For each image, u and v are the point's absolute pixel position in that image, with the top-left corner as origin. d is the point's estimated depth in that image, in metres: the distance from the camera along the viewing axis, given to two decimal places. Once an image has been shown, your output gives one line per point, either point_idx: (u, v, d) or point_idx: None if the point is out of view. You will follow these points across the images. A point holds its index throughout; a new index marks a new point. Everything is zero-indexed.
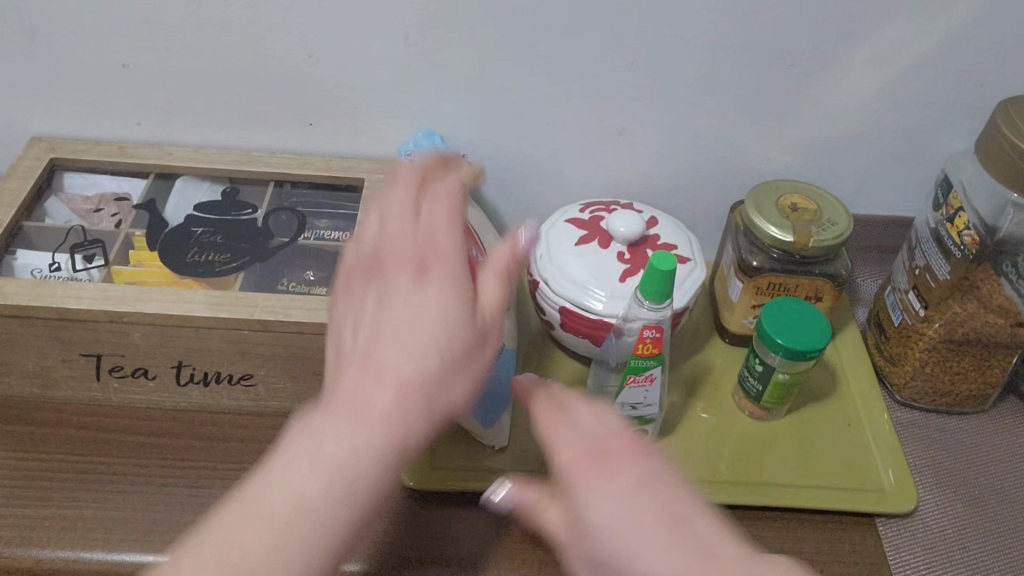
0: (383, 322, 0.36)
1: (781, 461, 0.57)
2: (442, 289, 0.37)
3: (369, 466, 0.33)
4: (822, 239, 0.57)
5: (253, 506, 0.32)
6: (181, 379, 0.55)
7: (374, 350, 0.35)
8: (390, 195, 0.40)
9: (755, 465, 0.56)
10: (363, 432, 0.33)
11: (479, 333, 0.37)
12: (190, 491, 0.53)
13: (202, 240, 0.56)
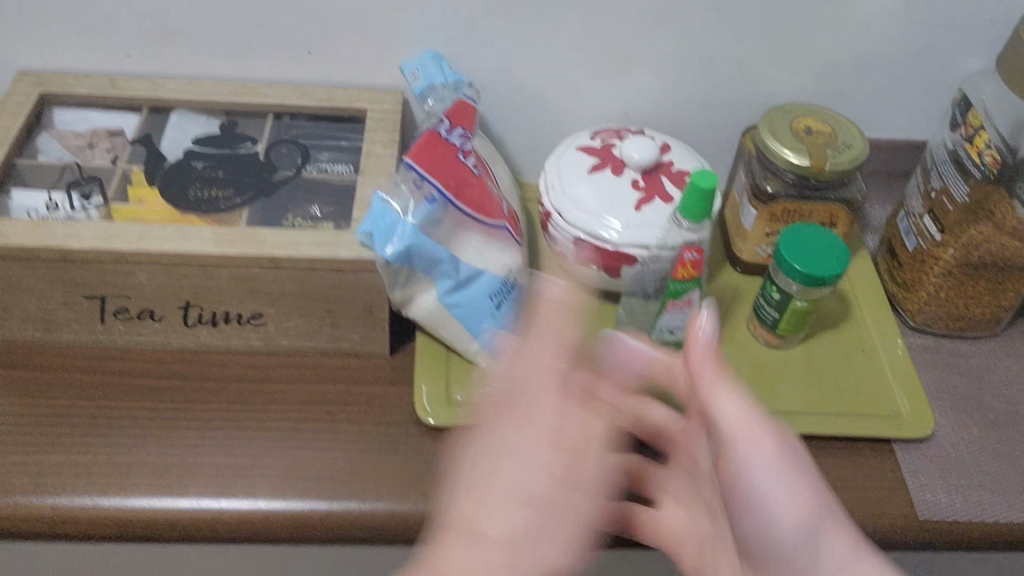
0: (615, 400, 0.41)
1: (798, 389, 0.56)
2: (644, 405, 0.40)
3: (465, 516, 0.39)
4: (836, 164, 0.56)
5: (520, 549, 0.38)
6: (188, 320, 0.53)
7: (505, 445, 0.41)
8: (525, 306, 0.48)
9: (772, 392, 0.56)
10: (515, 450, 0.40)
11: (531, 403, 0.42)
12: (202, 433, 0.52)
13: (203, 175, 0.54)
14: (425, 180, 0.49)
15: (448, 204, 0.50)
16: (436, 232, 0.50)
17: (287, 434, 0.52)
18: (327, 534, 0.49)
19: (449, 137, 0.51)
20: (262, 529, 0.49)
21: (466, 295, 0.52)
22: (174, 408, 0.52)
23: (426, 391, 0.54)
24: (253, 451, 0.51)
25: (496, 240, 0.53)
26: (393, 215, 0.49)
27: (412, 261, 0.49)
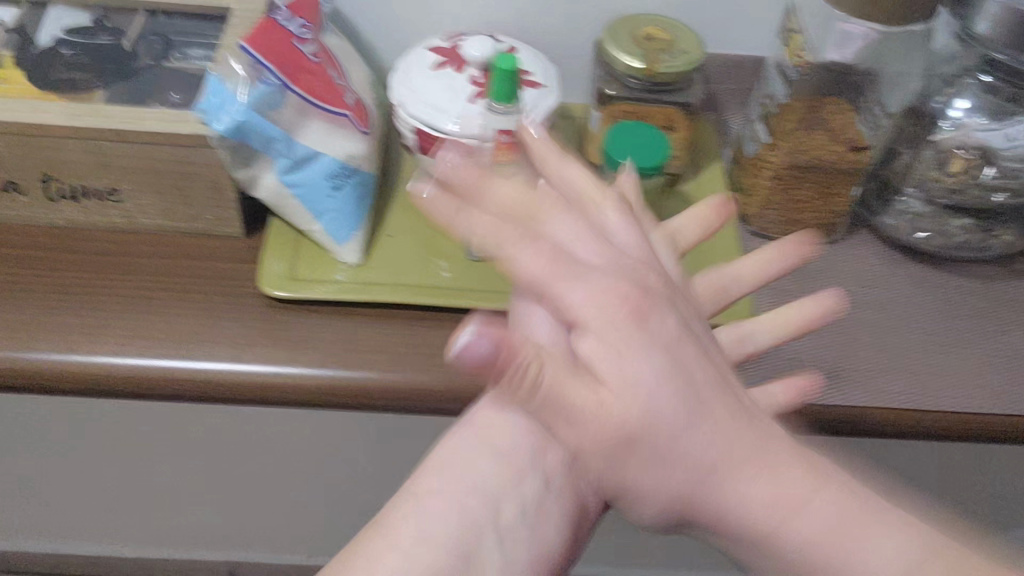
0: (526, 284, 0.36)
1: None
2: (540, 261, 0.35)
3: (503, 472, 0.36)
4: (671, 66, 0.58)
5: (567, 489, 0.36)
6: (51, 194, 0.57)
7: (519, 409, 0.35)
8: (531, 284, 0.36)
9: None
10: (623, 396, 0.33)
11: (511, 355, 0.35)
12: (58, 297, 0.56)
13: (68, 61, 0.58)
14: (261, 65, 0.52)
15: (284, 87, 0.53)
16: (272, 114, 0.53)
17: (137, 301, 0.56)
18: (166, 389, 0.53)
19: (287, 25, 0.55)
20: (106, 383, 0.53)
21: (303, 174, 0.56)
22: (35, 275, 0.56)
23: (273, 268, 0.58)
24: (104, 314, 0.55)
25: (339, 127, 0.56)
26: (228, 93, 0.52)
27: (247, 138, 0.53)
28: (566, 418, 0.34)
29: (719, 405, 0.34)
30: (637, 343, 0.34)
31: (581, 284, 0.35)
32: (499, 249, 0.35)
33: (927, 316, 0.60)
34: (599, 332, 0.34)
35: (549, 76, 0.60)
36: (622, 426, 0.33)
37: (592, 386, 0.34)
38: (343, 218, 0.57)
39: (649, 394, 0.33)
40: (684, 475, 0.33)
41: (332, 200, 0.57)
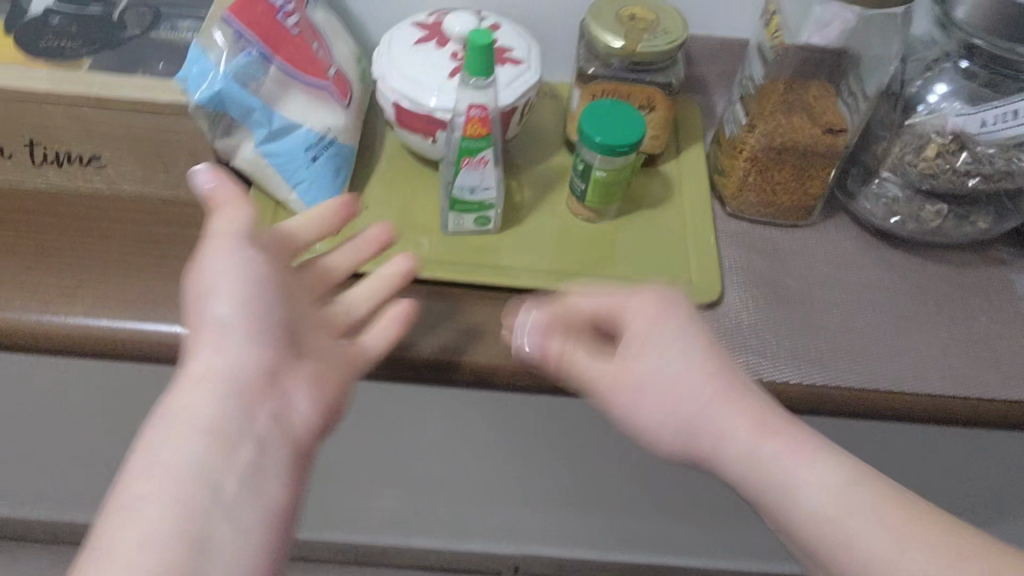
0: (200, 307, 0.41)
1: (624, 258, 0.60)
2: (232, 255, 0.42)
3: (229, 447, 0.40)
4: (652, 45, 0.59)
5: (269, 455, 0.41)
6: (35, 159, 0.58)
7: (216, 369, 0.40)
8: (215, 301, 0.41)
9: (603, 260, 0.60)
10: (219, 399, 0.39)
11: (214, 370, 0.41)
12: (38, 259, 0.56)
13: (57, 29, 0.59)
14: (243, 35, 0.54)
15: (265, 57, 0.55)
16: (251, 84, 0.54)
17: (114, 265, 0.57)
18: (136, 350, 0.54)
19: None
20: (77, 343, 0.54)
21: (281, 144, 0.56)
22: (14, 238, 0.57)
23: None
24: (82, 275, 0.56)
25: (320, 100, 0.58)
26: (207, 63, 0.53)
27: (223, 107, 0.54)
28: (156, 430, 0.38)
29: (228, 461, 0.38)
30: (259, 361, 0.41)
31: (278, 280, 0.43)
32: (208, 266, 0.42)
33: (894, 301, 0.60)
34: (237, 341, 0.40)
35: (530, 53, 0.60)
36: (195, 437, 0.38)
37: (215, 358, 0.40)
38: (320, 189, 0.58)
39: (226, 423, 0.39)
40: (156, 507, 0.35)
41: (308, 170, 0.57)
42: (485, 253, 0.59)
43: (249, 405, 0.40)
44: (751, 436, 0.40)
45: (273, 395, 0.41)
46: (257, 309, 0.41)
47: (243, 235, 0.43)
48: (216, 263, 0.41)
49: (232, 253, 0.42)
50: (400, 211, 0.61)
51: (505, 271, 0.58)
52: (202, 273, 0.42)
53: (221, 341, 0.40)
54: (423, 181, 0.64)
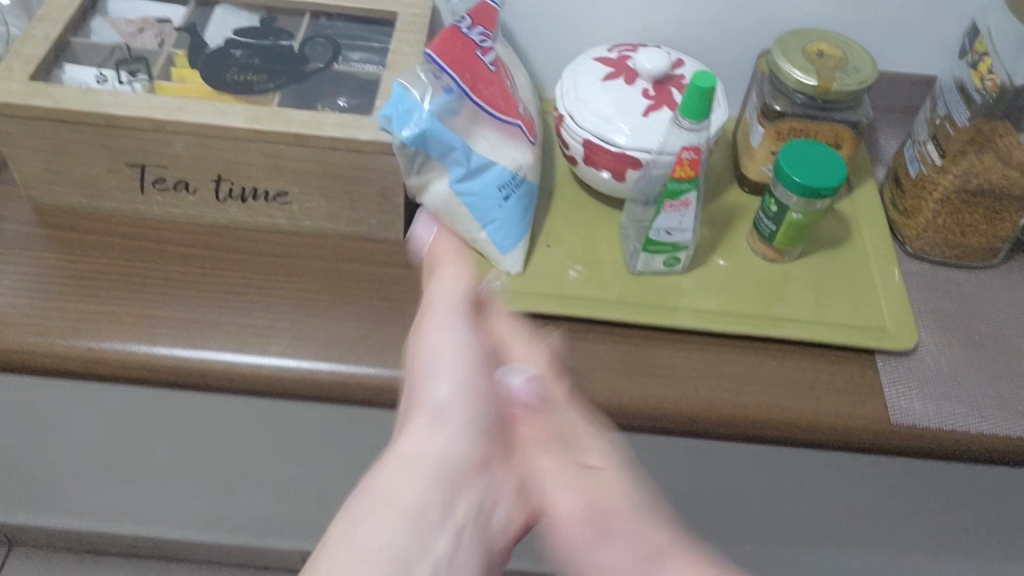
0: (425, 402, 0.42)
1: (805, 299, 0.59)
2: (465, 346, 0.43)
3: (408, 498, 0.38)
4: (845, 84, 0.57)
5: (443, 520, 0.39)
6: (220, 195, 0.58)
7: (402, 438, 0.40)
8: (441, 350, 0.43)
9: (780, 301, 0.59)
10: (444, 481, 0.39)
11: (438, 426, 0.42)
12: (230, 295, 0.56)
13: (240, 61, 0.58)
14: (444, 72, 0.52)
15: (464, 96, 0.53)
16: (452, 121, 0.53)
17: (303, 303, 0.56)
18: (334, 391, 0.54)
19: (469, 34, 0.55)
20: (276, 384, 0.53)
21: (476, 184, 0.56)
22: (200, 275, 0.57)
23: None
24: (272, 313, 0.55)
25: (510, 137, 0.56)
26: (412, 100, 0.52)
27: (425, 146, 0.53)
28: (363, 502, 0.37)
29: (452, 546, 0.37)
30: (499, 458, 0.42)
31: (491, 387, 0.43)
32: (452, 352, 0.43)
33: None
34: (468, 387, 0.42)
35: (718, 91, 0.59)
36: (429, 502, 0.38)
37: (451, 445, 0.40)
38: (510, 228, 0.57)
39: (425, 509, 0.37)
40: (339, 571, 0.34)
41: (500, 210, 0.56)
42: (668, 293, 0.58)
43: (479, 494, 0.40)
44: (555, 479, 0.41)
45: (485, 477, 0.41)
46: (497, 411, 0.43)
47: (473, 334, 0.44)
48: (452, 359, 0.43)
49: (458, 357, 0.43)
50: (580, 249, 0.60)
51: (691, 313, 0.57)
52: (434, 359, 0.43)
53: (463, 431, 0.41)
54: (598, 215, 0.63)
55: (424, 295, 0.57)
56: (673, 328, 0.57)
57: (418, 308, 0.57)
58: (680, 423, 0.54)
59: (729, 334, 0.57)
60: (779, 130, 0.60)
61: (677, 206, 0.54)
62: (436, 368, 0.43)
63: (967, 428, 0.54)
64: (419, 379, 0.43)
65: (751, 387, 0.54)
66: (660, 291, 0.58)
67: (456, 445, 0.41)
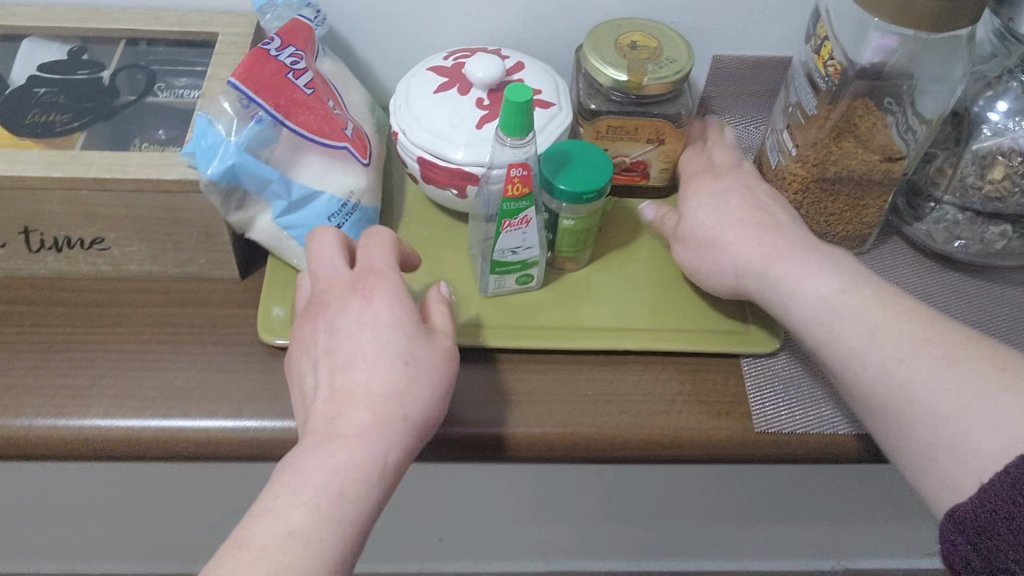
0: (344, 399, 0.42)
1: (670, 305, 0.57)
2: (390, 319, 0.45)
3: (305, 527, 0.38)
4: (657, 76, 0.54)
5: (284, 552, 0.37)
6: (33, 246, 0.54)
7: (320, 442, 0.41)
8: (361, 289, 0.47)
9: (644, 309, 0.57)
10: (322, 493, 0.39)
11: (403, 411, 0.42)
12: (47, 355, 0.52)
13: (44, 100, 0.54)
14: (252, 101, 0.49)
15: (278, 123, 0.50)
16: (268, 153, 0.50)
17: (131, 355, 0.53)
18: (165, 450, 0.50)
19: (279, 56, 0.51)
20: (97, 446, 0.50)
21: (301, 217, 0.53)
22: (18, 334, 0.53)
23: (272, 313, 0.54)
24: (96, 370, 0.52)
25: (336, 161, 0.53)
26: (216, 134, 0.48)
27: (237, 180, 0.49)
28: (278, 496, 0.39)
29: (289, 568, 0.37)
30: (366, 439, 0.41)
31: (433, 368, 0.45)
32: (344, 346, 0.44)
33: (961, 328, 0.57)
34: (358, 352, 0.44)
35: (559, 93, 0.56)
36: (322, 495, 0.39)
37: (324, 458, 0.40)
38: None
39: (309, 547, 0.38)
40: (272, 545, 0.38)
41: None
42: (528, 312, 0.56)
43: (394, 469, 0.42)
44: (444, 345, 0.46)
45: (374, 516, 0.41)
46: (398, 389, 0.43)
47: (417, 345, 0.45)
48: (377, 343, 0.44)
49: (399, 318, 0.45)
50: (434, 273, 0.57)
51: (553, 329, 0.55)
52: (348, 353, 0.44)
53: (375, 430, 0.41)
54: (450, 232, 0.59)
55: (262, 338, 0.54)
56: (530, 350, 0.54)
57: (256, 349, 0.54)
58: (536, 452, 0.51)
59: (586, 351, 0.54)
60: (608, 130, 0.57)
61: (513, 225, 0.51)
62: (309, 354, 0.46)
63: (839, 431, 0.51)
64: (316, 330, 0.46)
65: (610, 409, 0.52)
66: (519, 312, 0.56)
67: (390, 423, 0.42)
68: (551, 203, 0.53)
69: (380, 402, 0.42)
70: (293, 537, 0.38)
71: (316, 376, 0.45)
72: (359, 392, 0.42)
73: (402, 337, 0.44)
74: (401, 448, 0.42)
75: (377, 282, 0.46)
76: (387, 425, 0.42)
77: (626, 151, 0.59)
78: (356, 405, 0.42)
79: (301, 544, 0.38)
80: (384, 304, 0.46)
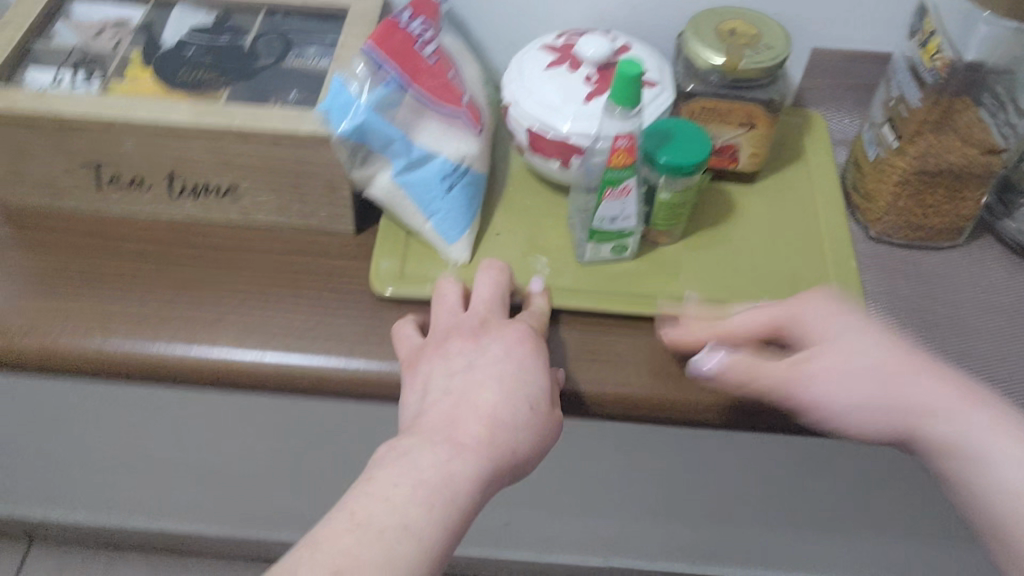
0: (468, 414, 0.46)
1: (760, 282, 0.59)
2: (523, 360, 0.50)
3: (414, 516, 0.41)
4: (754, 61, 0.56)
5: (391, 534, 0.41)
6: (174, 191, 0.59)
7: (437, 442, 0.45)
8: (496, 332, 0.51)
9: (734, 283, 0.59)
10: (437, 490, 0.43)
11: (515, 441, 0.46)
12: (180, 290, 0.57)
13: (193, 59, 0.60)
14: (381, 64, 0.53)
15: (402, 87, 0.54)
16: (391, 114, 0.54)
17: (254, 296, 0.57)
18: (279, 381, 0.55)
19: (409, 26, 0.56)
20: (221, 373, 0.55)
21: (419, 178, 0.56)
22: (154, 270, 0.58)
23: (382, 266, 0.58)
24: (222, 307, 0.57)
25: (452, 126, 0.57)
26: (349, 95, 0.53)
27: (363, 138, 0.54)
28: (393, 480, 0.43)
29: (394, 550, 0.40)
30: (480, 453, 0.45)
31: (547, 413, 0.49)
32: (478, 370, 0.49)
33: None
34: (486, 380, 0.48)
35: (663, 74, 0.59)
36: (436, 492, 0.43)
37: (443, 459, 0.44)
38: (455, 219, 0.58)
39: (414, 538, 0.41)
40: (382, 523, 0.41)
41: (444, 201, 0.57)
42: (619, 281, 0.59)
43: (488, 492, 0.46)
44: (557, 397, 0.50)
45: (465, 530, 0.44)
46: (515, 422, 0.47)
47: (540, 390, 0.49)
48: (506, 378, 0.48)
49: (529, 361, 0.50)
50: (533, 238, 0.61)
51: (642, 296, 0.58)
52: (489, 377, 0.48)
53: (490, 449, 0.45)
54: (550, 203, 0.63)
55: (372, 287, 0.58)
56: (621, 315, 0.57)
57: (366, 297, 0.58)
58: (621, 410, 0.54)
59: (674, 320, 0.57)
60: (703, 111, 0.59)
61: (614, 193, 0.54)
62: (430, 372, 0.50)
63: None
64: (446, 352, 0.51)
65: (692, 372, 0.54)
66: (610, 280, 0.59)
67: (506, 448, 0.46)
68: (651, 175, 0.57)
69: (500, 425, 0.46)
70: (401, 522, 0.41)
71: (436, 388, 0.49)
72: (481, 414, 0.46)
73: (527, 378, 0.49)
74: (499, 479, 0.46)
75: (512, 328, 0.51)
76: (501, 449, 0.46)
77: (720, 135, 0.61)
78: (477, 425, 0.46)
79: (407, 530, 0.41)
80: (516, 344, 0.50)
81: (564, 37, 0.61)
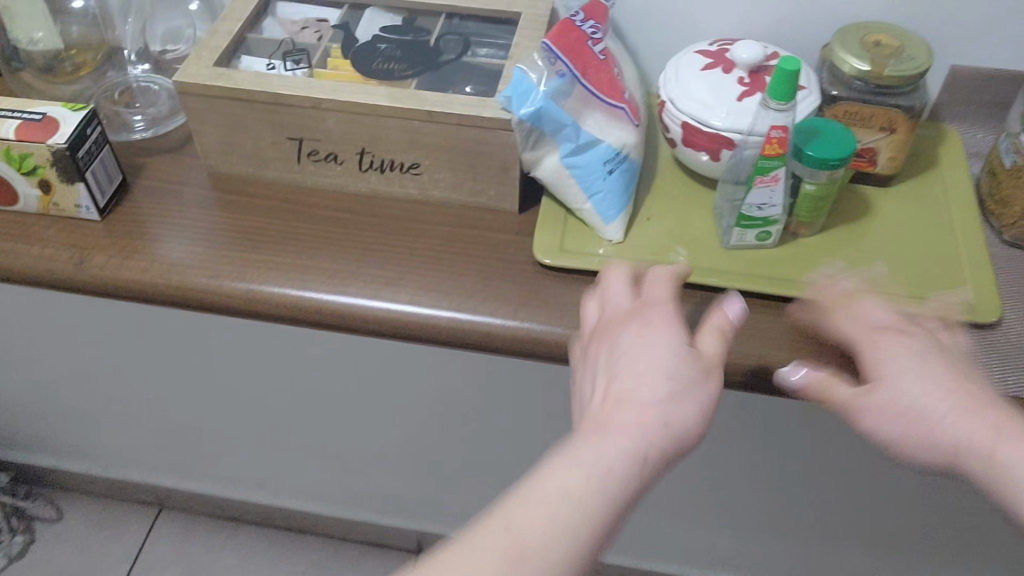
0: (622, 393, 0.44)
1: (897, 275, 0.63)
2: (665, 327, 0.47)
3: (598, 470, 0.41)
4: (898, 69, 0.61)
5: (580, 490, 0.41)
6: (363, 166, 0.67)
7: (596, 432, 0.43)
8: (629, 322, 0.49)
9: (871, 273, 0.63)
10: (623, 468, 0.41)
11: (681, 397, 0.44)
12: (365, 254, 0.65)
13: (385, 52, 0.68)
14: (558, 58, 0.60)
15: (575, 79, 0.60)
16: (564, 103, 0.61)
17: (430, 261, 0.64)
18: (452, 334, 0.61)
19: (582, 27, 0.62)
20: (401, 325, 0.62)
21: (585, 161, 0.63)
22: (343, 233, 0.66)
23: (546, 239, 0.65)
24: (403, 269, 0.64)
25: (614, 118, 0.63)
26: (530, 83, 0.60)
27: (540, 122, 0.60)
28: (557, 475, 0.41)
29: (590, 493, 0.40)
30: (642, 416, 0.42)
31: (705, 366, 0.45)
32: (624, 352, 0.46)
33: None
34: (629, 357, 0.46)
35: (810, 79, 0.64)
36: (618, 456, 0.41)
37: (606, 441, 0.42)
38: (613, 200, 0.64)
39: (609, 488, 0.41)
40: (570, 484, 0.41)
41: (604, 184, 0.63)
42: (763, 265, 0.64)
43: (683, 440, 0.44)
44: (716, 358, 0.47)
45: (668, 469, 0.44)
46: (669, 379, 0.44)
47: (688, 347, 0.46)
48: (650, 348, 0.45)
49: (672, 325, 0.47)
50: (681, 224, 0.66)
51: (785, 280, 0.62)
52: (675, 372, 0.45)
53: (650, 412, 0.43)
54: (696, 195, 0.69)
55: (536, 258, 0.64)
56: (763, 297, 0.62)
57: (528, 268, 0.64)
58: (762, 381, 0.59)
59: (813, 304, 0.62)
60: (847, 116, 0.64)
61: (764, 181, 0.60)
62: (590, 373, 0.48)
63: (1006, 391, 0.56)
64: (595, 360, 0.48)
65: (827, 348, 0.59)
66: (755, 264, 0.64)
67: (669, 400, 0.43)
68: (798, 169, 0.62)
69: (659, 388, 0.44)
70: (591, 475, 0.41)
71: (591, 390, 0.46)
72: (634, 382, 0.44)
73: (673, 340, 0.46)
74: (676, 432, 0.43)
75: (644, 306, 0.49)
76: (664, 407, 0.43)
77: (863, 138, 0.66)
78: (637, 394, 0.43)
79: (597, 479, 0.41)
80: (657, 318, 0.48)
81: (718, 43, 0.67)
